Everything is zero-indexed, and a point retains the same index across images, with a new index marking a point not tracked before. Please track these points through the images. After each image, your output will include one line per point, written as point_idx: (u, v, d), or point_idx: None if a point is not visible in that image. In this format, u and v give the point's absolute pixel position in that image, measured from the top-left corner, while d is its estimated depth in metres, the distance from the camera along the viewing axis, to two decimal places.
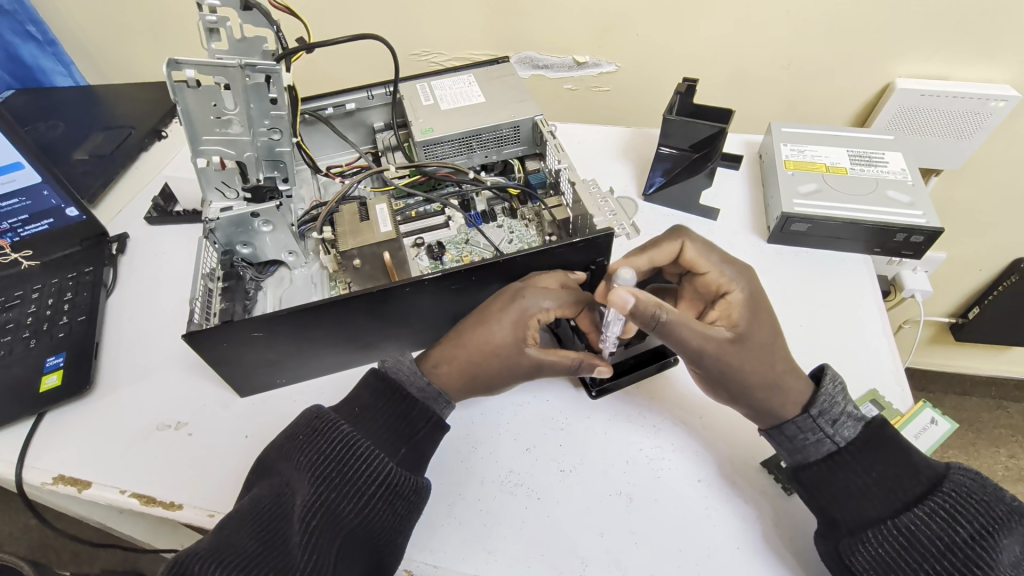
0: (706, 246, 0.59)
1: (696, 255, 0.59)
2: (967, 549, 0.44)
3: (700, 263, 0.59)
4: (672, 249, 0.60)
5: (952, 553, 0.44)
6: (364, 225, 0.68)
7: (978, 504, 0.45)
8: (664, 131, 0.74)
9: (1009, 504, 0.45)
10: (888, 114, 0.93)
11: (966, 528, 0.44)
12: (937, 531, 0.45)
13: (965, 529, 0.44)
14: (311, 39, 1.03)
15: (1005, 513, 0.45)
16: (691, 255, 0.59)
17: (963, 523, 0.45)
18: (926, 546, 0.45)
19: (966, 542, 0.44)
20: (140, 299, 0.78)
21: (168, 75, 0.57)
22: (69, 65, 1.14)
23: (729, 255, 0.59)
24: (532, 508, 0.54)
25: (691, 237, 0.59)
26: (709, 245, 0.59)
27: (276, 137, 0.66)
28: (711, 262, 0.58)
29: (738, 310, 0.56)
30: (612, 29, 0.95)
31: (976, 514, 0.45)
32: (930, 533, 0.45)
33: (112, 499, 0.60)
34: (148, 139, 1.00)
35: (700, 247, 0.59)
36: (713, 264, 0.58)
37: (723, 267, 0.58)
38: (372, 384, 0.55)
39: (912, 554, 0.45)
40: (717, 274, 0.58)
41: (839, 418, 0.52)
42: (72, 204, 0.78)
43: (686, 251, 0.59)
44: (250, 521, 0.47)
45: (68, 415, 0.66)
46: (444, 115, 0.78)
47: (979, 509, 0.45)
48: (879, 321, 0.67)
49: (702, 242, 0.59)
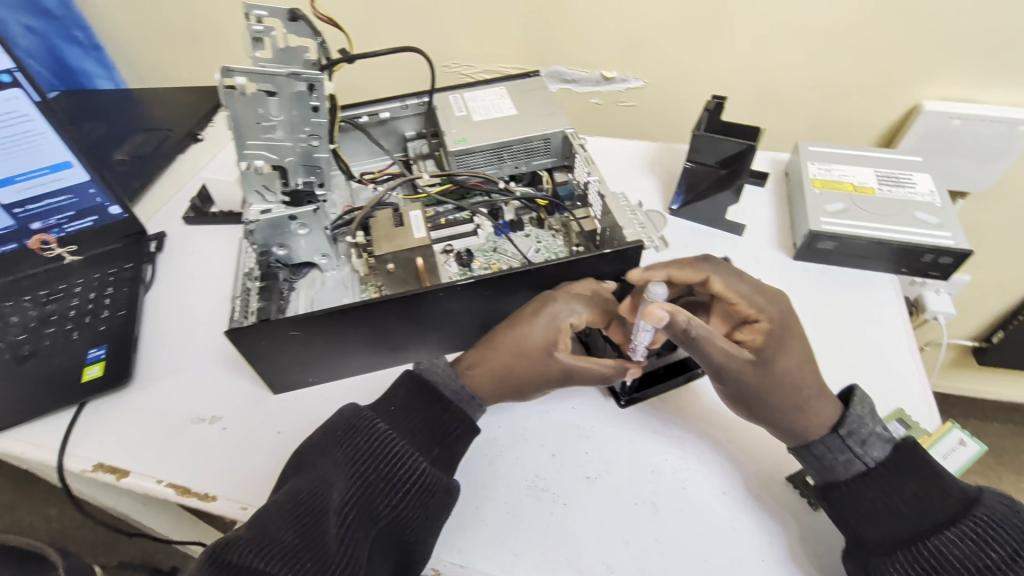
0: (734, 275, 0.57)
1: (724, 286, 0.57)
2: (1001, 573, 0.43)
3: (729, 293, 0.57)
4: (694, 277, 0.58)
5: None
6: (399, 230, 0.69)
7: (1012, 529, 0.45)
8: (691, 147, 0.75)
9: None
10: (915, 136, 0.94)
11: (999, 552, 0.44)
12: (970, 554, 0.45)
13: (997, 552, 0.44)
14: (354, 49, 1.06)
15: None
16: (718, 286, 0.57)
17: (996, 546, 0.44)
18: (958, 568, 0.44)
19: (997, 565, 0.44)
20: (177, 297, 0.80)
21: (220, 82, 0.59)
22: (110, 69, 1.19)
23: (759, 282, 0.57)
24: (556, 513, 0.55)
25: (713, 269, 0.58)
26: (734, 273, 0.57)
27: (316, 143, 0.67)
28: (741, 292, 0.57)
29: (767, 336, 0.56)
30: (641, 45, 0.97)
31: (1007, 539, 0.44)
32: (962, 555, 0.45)
33: (149, 489, 0.61)
34: (185, 142, 1.04)
35: (727, 277, 0.57)
36: (743, 293, 0.57)
37: (754, 295, 0.56)
38: (408, 385, 0.56)
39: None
40: (748, 302, 0.56)
41: (868, 438, 0.53)
42: (115, 203, 0.81)
43: (711, 282, 0.58)
44: (288, 511, 0.47)
45: (107, 406, 0.68)
46: (477, 126, 0.80)
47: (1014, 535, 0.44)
48: (905, 339, 0.68)
49: (728, 272, 0.57)
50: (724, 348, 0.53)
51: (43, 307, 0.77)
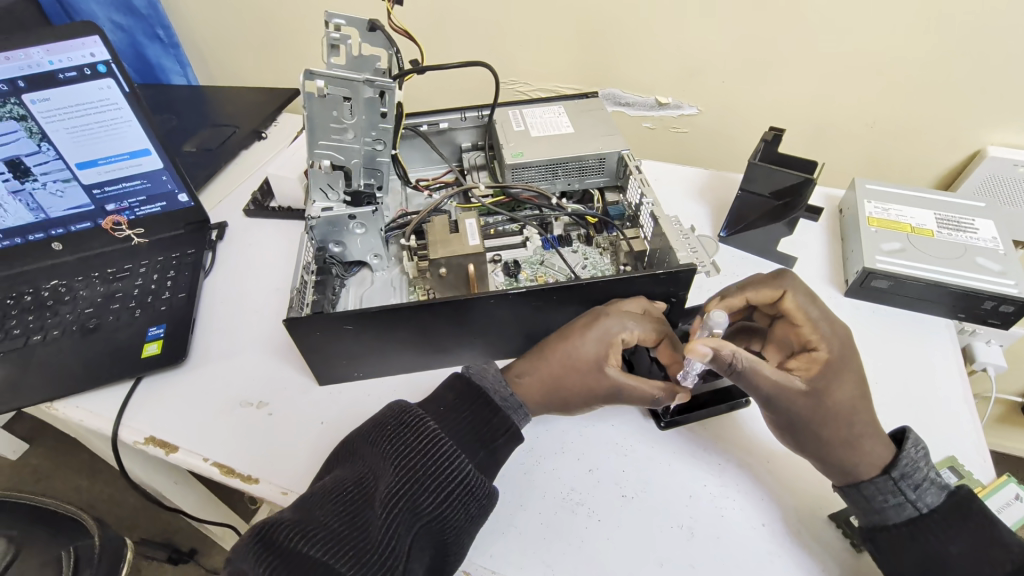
0: (807, 298, 0.57)
1: (795, 306, 0.57)
2: None
3: (799, 315, 0.57)
4: (770, 295, 0.59)
5: None
6: (454, 236, 0.71)
7: None
8: (747, 175, 0.75)
9: None
10: (976, 181, 0.92)
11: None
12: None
13: None
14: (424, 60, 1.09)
15: None
16: (791, 305, 0.58)
17: None
18: None
19: None
20: (234, 284, 0.84)
21: (302, 84, 0.62)
22: (186, 66, 1.24)
23: (830, 311, 0.57)
24: (590, 529, 0.55)
25: (792, 286, 0.58)
26: (811, 296, 0.58)
27: (379, 147, 0.72)
28: (809, 317, 0.57)
29: (824, 366, 0.55)
30: (698, 73, 0.98)
31: None
32: None
33: (196, 466, 0.64)
34: (250, 138, 1.09)
35: (802, 299, 0.57)
36: (811, 319, 0.57)
37: (821, 322, 0.57)
38: (457, 387, 0.57)
39: None
40: (812, 329, 0.57)
41: (921, 483, 0.51)
42: (185, 191, 0.85)
43: (786, 300, 0.58)
44: (333, 498, 0.49)
45: (162, 382, 0.71)
46: (533, 141, 0.82)
47: None
48: (960, 387, 0.66)
49: (805, 293, 0.58)
50: (778, 377, 0.53)
51: (110, 284, 0.81)
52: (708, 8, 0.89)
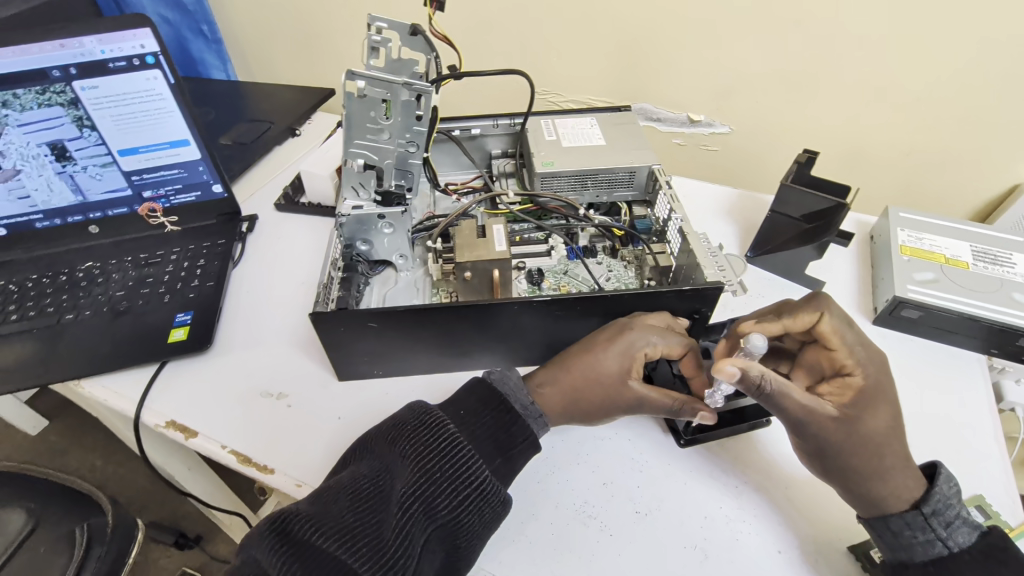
0: (843, 322, 0.55)
1: (830, 330, 0.55)
2: None
3: (834, 339, 0.55)
4: (809, 318, 0.56)
5: None
6: (481, 241, 0.71)
7: None
8: (779, 197, 0.75)
9: None
10: (1014, 215, 0.90)
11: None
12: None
13: None
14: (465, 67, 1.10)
15: None
16: (826, 328, 0.55)
17: None
18: None
19: None
20: (261, 276, 0.85)
21: (344, 83, 0.63)
22: (226, 62, 1.26)
23: (865, 336, 0.56)
24: (603, 543, 0.54)
25: (830, 310, 0.55)
26: (847, 320, 0.56)
27: (412, 150, 0.71)
28: (845, 341, 0.55)
29: (858, 393, 0.54)
30: (732, 92, 0.98)
31: None
32: None
33: (213, 452, 0.64)
34: (284, 135, 1.11)
35: (839, 322, 0.55)
36: (845, 343, 0.55)
37: (857, 347, 0.55)
38: (478, 391, 0.57)
39: None
40: (847, 353, 0.55)
41: (953, 521, 0.50)
42: (219, 182, 0.87)
43: (823, 322, 0.55)
44: (349, 494, 0.49)
45: (186, 368, 0.72)
46: (564, 152, 0.82)
47: None
48: (991, 424, 0.64)
49: (840, 317, 0.55)
50: (808, 402, 0.51)
51: (142, 269, 0.83)
52: (746, 27, 0.89)
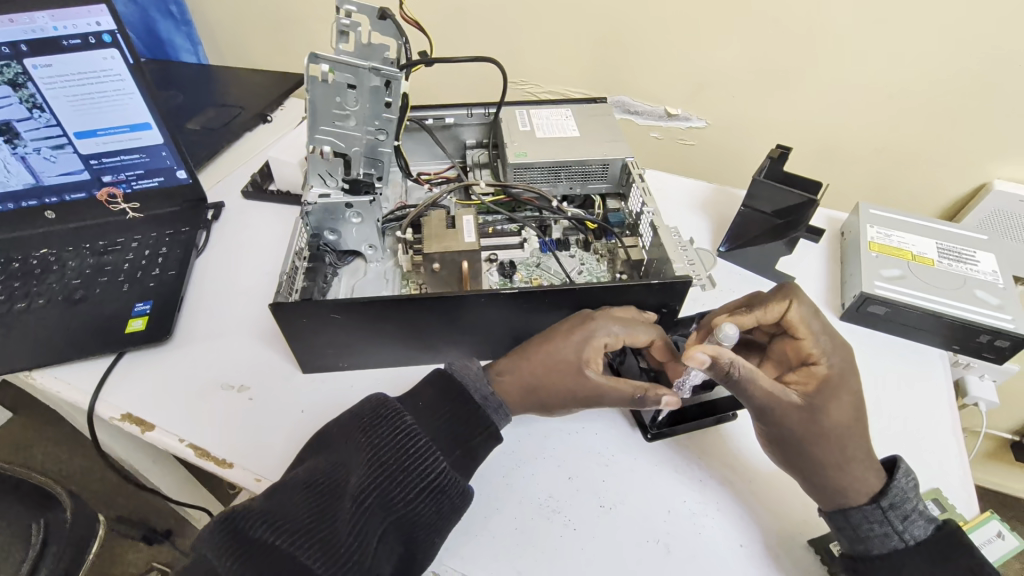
0: (810, 311, 0.57)
1: (798, 318, 0.56)
2: None
3: (800, 328, 0.56)
4: (778, 308, 0.57)
5: None
6: (451, 232, 0.70)
7: None
8: (751, 191, 0.75)
9: None
10: (981, 214, 0.91)
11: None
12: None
13: None
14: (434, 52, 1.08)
15: None
16: (793, 317, 0.57)
17: None
18: None
19: None
20: (225, 265, 0.83)
21: (307, 66, 0.61)
22: (196, 44, 1.24)
23: (830, 326, 0.57)
24: (565, 538, 0.54)
25: (800, 298, 0.57)
26: (813, 309, 0.57)
27: (382, 138, 0.69)
28: (810, 329, 0.56)
29: (822, 381, 0.54)
30: (709, 86, 0.98)
31: None
32: None
33: (171, 446, 0.63)
34: (254, 121, 1.08)
35: (805, 311, 0.56)
36: (811, 332, 0.56)
37: (821, 336, 0.56)
38: (438, 383, 0.56)
39: None
40: (813, 342, 0.56)
41: (910, 514, 0.50)
42: (183, 167, 0.84)
43: (790, 311, 0.57)
44: (304, 489, 0.48)
45: (144, 359, 0.70)
46: (538, 142, 0.81)
47: None
48: (950, 419, 0.65)
49: (808, 307, 0.57)
50: (772, 387, 0.52)
51: (100, 257, 0.80)
52: (722, 21, 0.88)
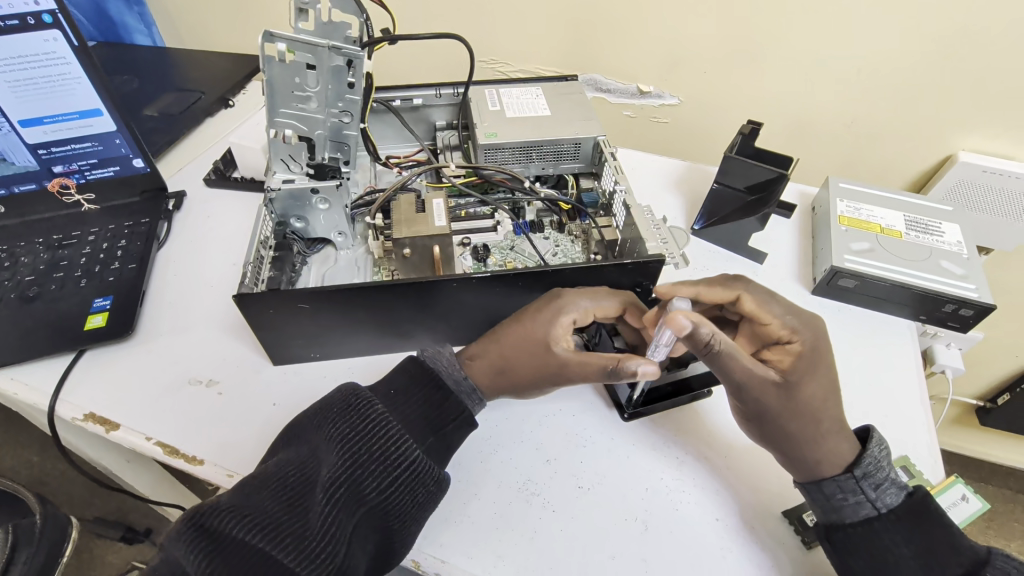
0: (767, 296, 0.58)
1: (755, 306, 0.58)
2: None
3: (761, 313, 0.58)
4: (727, 295, 0.59)
5: None
6: (420, 216, 0.69)
7: None
8: (723, 168, 0.74)
9: None
10: (946, 185, 0.92)
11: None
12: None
13: None
14: (398, 30, 1.04)
15: None
16: (750, 306, 0.58)
17: None
18: None
19: None
20: (189, 257, 0.80)
21: (262, 46, 0.59)
22: (151, 26, 1.18)
23: (794, 305, 0.58)
24: (544, 519, 0.54)
25: (748, 287, 0.59)
26: (770, 294, 0.58)
27: (347, 120, 0.68)
28: (773, 313, 0.57)
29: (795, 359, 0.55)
30: (680, 63, 0.97)
31: None
32: None
33: (138, 445, 0.61)
34: (215, 106, 1.04)
35: (760, 297, 0.58)
36: (775, 315, 0.57)
37: (786, 317, 0.57)
38: (410, 369, 0.56)
39: None
40: (780, 323, 0.57)
41: (882, 483, 0.51)
42: (140, 156, 0.80)
43: (744, 301, 0.58)
44: (275, 482, 0.47)
45: (107, 356, 0.68)
46: (508, 123, 0.80)
47: None
48: (918, 387, 0.66)
49: (762, 292, 0.58)
50: (749, 366, 0.52)
51: (55, 251, 0.76)
52: None
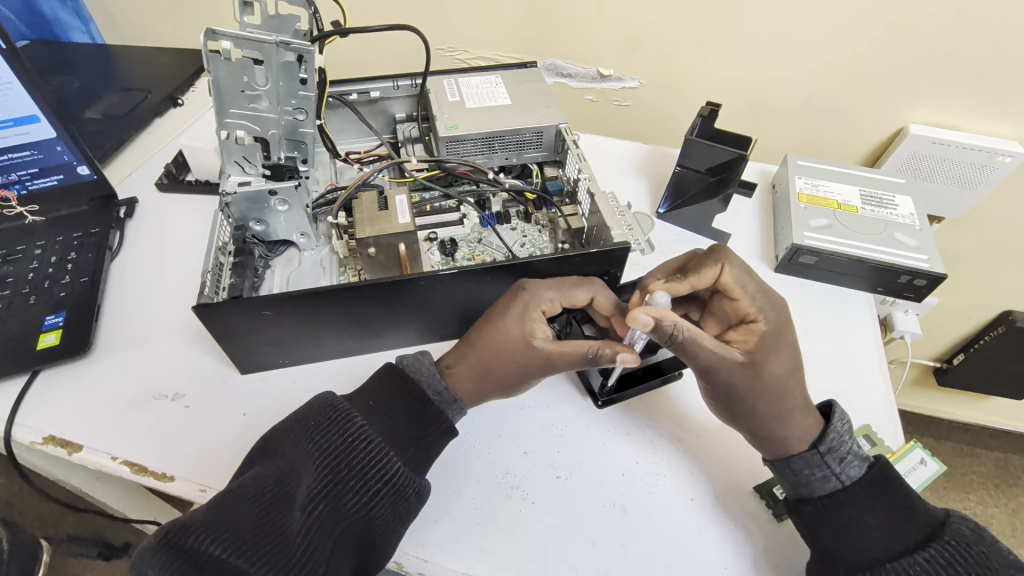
0: (743, 273, 0.58)
1: (732, 281, 0.57)
2: None
3: (735, 290, 0.58)
4: (708, 274, 0.58)
5: None
6: (383, 214, 0.68)
7: (978, 554, 0.46)
8: (683, 151, 0.75)
9: (1005, 557, 0.47)
10: (899, 158, 0.95)
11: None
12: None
13: None
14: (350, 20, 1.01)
15: (999, 565, 0.46)
16: (728, 280, 0.58)
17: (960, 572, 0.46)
18: None
19: None
20: (146, 267, 0.77)
21: (205, 44, 0.56)
22: (88, 22, 1.11)
23: (765, 284, 0.59)
24: (526, 512, 0.55)
25: (731, 261, 0.58)
26: (746, 270, 0.58)
27: (302, 118, 0.65)
28: (745, 290, 0.57)
29: (760, 339, 0.57)
30: (639, 45, 0.96)
31: (972, 565, 0.46)
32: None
33: (103, 465, 0.59)
34: (163, 105, 1.00)
35: (739, 272, 0.57)
36: (747, 293, 0.58)
37: (756, 296, 0.58)
38: (387, 378, 0.55)
39: None
40: (750, 301, 0.58)
41: (846, 456, 0.53)
42: (84, 162, 0.76)
43: (723, 275, 0.58)
44: (250, 499, 0.46)
45: (64, 376, 0.65)
46: (468, 113, 0.79)
47: (980, 561, 0.46)
48: (877, 358, 0.69)
49: (739, 267, 0.58)
50: (717, 349, 0.54)
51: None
52: None
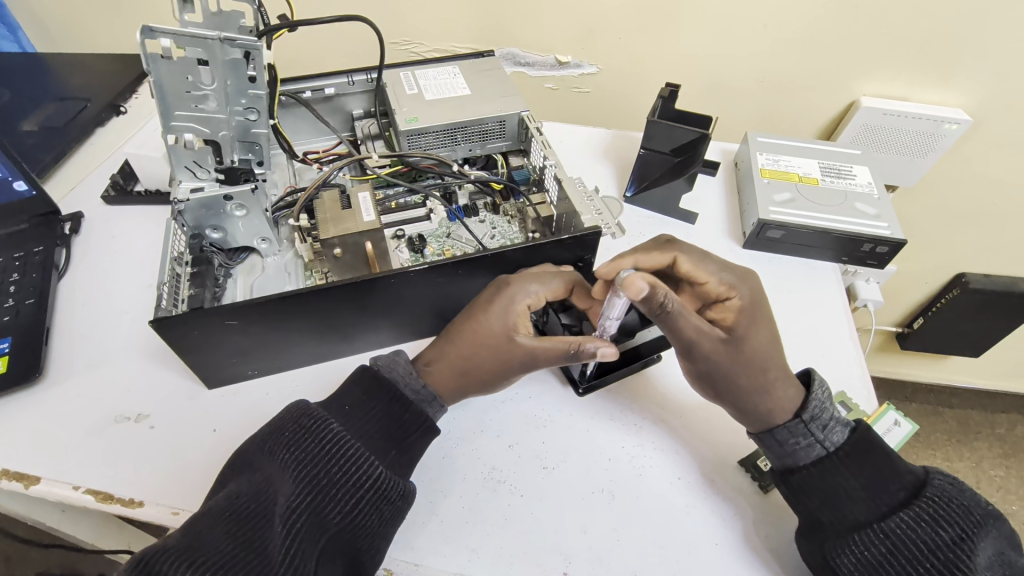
0: (700, 256, 0.60)
1: (691, 266, 0.59)
2: (950, 552, 0.46)
3: (697, 272, 0.59)
4: (663, 258, 0.60)
5: (935, 554, 0.46)
6: (347, 213, 0.68)
7: (960, 507, 0.48)
8: (647, 133, 0.75)
9: (984, 507, 0.49)
10: (853, 130, 0.97)
11: (949, 531, 0.47)
12: (922, 534, 0.47)
13: (947, 532, 0.47)
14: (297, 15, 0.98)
15: (981, 516, 0.48)
16: (686, 266, 0.60)
17: (946, 526, 0.47)
18: (912, 550, 0.47)
19: (948, 544, 0.46)
20: (97, 284, 0.73)
21: (143, 42, 0.52)
22: (16, 30, 1.05)
23: (728, 262, 0.60)
24: (514, 505, 0.54)
25: (683, 248, 0.60)
26: (702, 254, 0.60)
27: (254, 118, 0.62)
28: (709, 271, 0.59)
29: (737, 314, 0.58)
30: (595, 30, 0.96)
31: (955, 517, 0.47)
32: (915, 536, 0.47)
33: (65, 496, 0.55)
34: (106, 113, 0.95)
35: (696, 257, 0.60)
36: (710, 273, 0.59)
37: (721, 274, 0.59)
38: (362, 380, 0.54)
39: (897, 556, 0.47)
40: (717, 281, 0.59)
41: (829, 423, 0.54)
42: (21, 177, 0.71)
43: (679, 262, 0.60)
44: (225, 519, 0.44)
45: (14, 405, 0.61)
46: (428, 106, 0.77)
47: (963, 514, 0.48)
48: (846, 325, 0.70)
49: (694, 253, 0.60)
50: (696, 325, 0.54)
51: None
52: None
